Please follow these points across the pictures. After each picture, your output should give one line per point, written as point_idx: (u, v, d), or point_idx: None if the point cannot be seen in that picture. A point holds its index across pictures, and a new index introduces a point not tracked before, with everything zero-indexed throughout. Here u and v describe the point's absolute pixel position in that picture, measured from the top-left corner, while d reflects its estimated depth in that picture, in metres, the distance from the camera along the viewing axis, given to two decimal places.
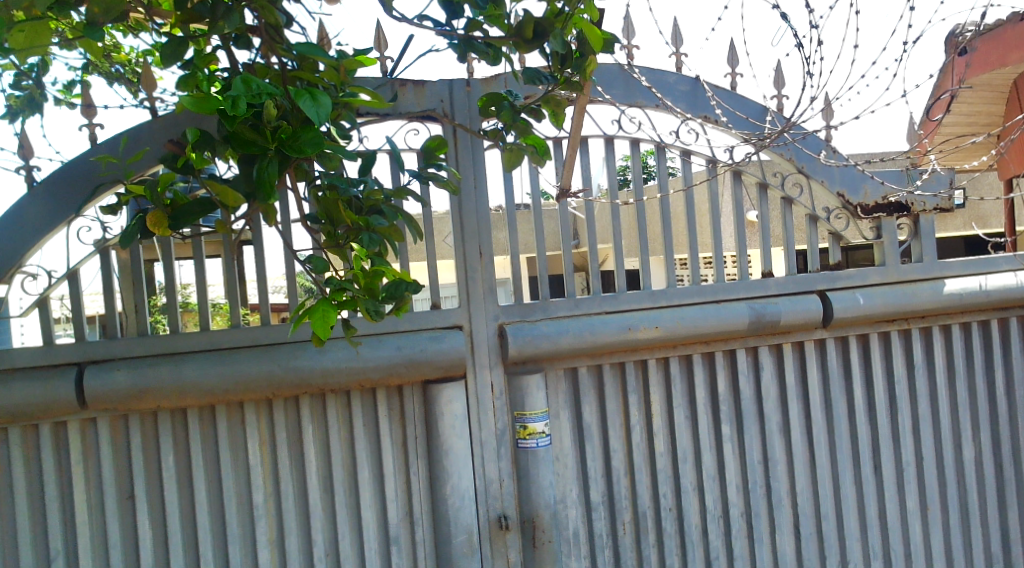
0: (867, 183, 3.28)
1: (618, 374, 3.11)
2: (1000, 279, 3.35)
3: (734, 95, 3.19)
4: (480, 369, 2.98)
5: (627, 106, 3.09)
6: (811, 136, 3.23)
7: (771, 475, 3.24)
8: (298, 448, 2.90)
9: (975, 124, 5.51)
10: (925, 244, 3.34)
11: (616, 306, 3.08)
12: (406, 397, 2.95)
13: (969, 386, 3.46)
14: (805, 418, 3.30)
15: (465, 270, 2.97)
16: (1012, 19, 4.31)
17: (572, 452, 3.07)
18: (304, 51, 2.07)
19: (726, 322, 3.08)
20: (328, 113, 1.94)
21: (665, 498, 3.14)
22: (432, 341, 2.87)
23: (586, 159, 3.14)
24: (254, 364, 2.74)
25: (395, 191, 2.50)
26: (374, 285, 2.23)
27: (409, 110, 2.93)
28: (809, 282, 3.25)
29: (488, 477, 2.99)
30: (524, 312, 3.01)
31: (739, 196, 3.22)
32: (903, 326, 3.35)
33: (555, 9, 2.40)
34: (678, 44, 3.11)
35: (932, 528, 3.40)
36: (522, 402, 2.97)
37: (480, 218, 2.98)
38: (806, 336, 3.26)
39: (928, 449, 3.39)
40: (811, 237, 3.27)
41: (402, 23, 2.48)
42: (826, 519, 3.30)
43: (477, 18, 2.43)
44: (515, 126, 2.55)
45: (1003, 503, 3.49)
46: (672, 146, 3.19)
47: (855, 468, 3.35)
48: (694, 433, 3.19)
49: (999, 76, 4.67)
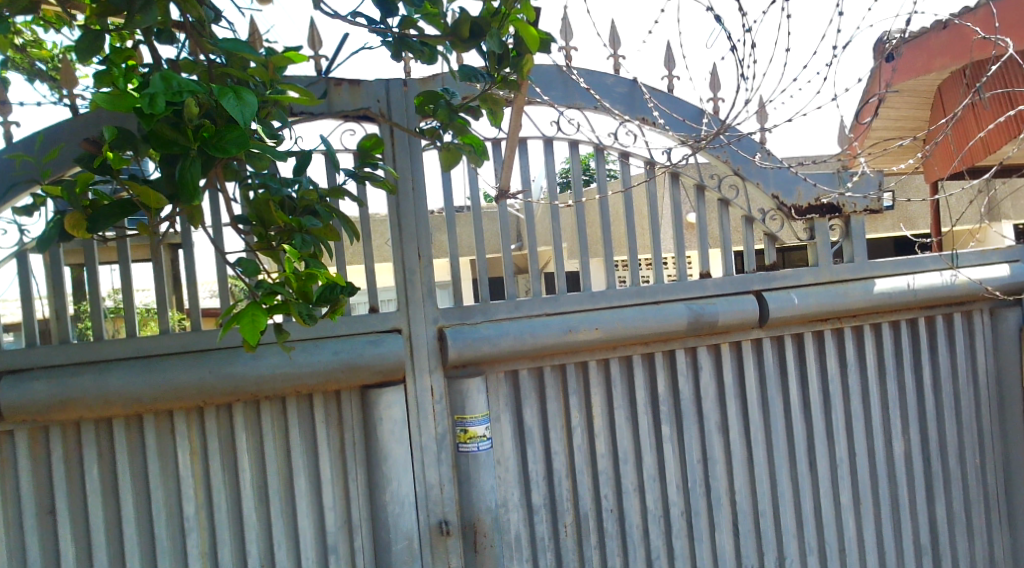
0: (800, 185, 3.34)
1: (559, 376, 3.10)
2: (927, 279, 3.45)
3: (671, 97, 3.21)
4: (419, 373, 2.93)
5: (566, 107, 3.08)
6: (746, 139, 3.28)
7: (711, 475, 3.27)
8: (231, 457, 2.81)
9: (901, 128, 5.68)
10: (856, 245, 3.42)
11: (556, 308, 3.06)
12: (344, 403, 2.89)
13: (898, 383, 3.54)
14: (743, 416, 3.33)
15: (403, 272, 2.92)
16: (934, 26, 4.46)
17: (513, 455, 3.05)
18: (230, 46, 2.00)
19: (665, 323, 3.10)
20: (254, 113, 1.85)
21: (607, 499, 3.14)
22: (370, 345, 2.82)
23: (525, 160, 3.11)
24: (183, 372, 2.64)
25: (331, 190, 2.45)
26: (307, 288, 2.17)
27: (345, 109, 2.87)
28: (745, 283, 3.29)
29: (428, 482, 2.94)
30: (464, 315, 2.97)
31: (678, 197, 3.23)
32: (836, 325, 3.41)
33: (493, 8, 2.38)
34: (616, 47, 3.11)
35: (864, 522, 3.47)
36: (463, 406, 2.93)
37: (418, 219, 2.94)
38: (743, 336, 3.29)
39: (860, 445, 3.46)
40: (747, 238, 3.32)
41: (334, 20, 2.44)
42: (764, 516, 3.34)
43: (412, 16, 2.39)
44: (451, 125, 2.52)
45: (932, 498, 3.58)
46: (611, 148, 3.19)
47: (791, 467, 3.39)
48: (635, 434, 3.19)
49: (923, 82, 4.81)
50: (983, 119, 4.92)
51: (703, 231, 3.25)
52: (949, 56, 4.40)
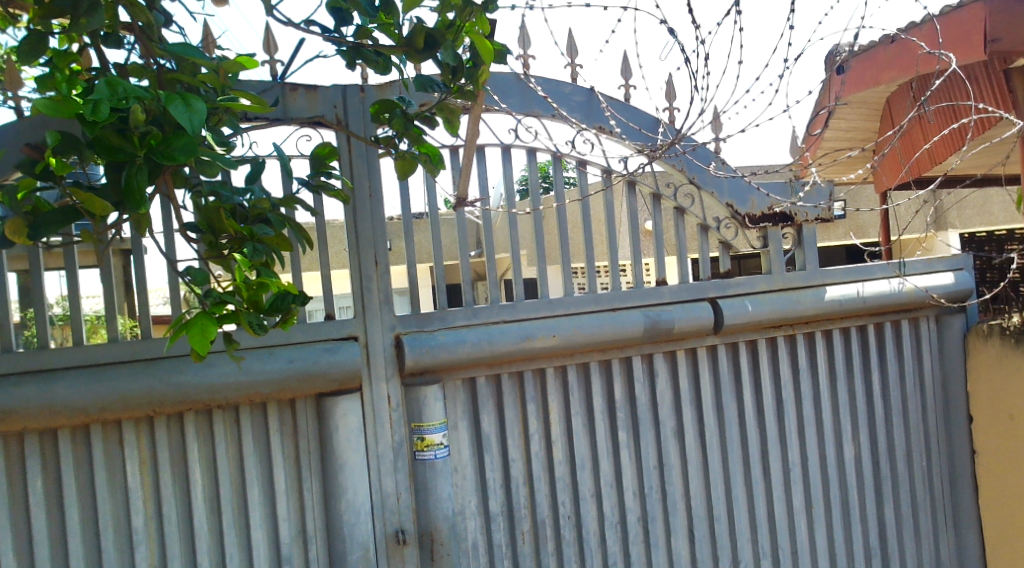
0: (753, 194, 3.39)
1: (517, 383, 3.11)
2: (876, 287, 3.53)
3: (627, 106, 3.24)
4: (376, 381, 2.91)
5: (523, 115, 3.10)
6: (701, 148, 3.33)
7: (667, 480, 3.29)
8: (182, 467, 2.76)
9: (852, 138, 5.81)
10: (808, 253, 3.49)
11: (514, 315, 3.07)
12: (299, 411, 2.86)
13: (849, 388, 3.61)
14: (698, 422, 3.37)
15: (360, 279, 2.90)
16: (883, 40, 4.57)
17: (470, 463, 3.04)
18: (179, 53, 1.97)
19: (621, 330, 3.13)
20: (203, 120, 1.83)
21: (564, 506, 3.15)
22: (325, 353, 2.80)
23: (482, 168, 3.12)
24: (132, 381, 2.59)
25: (284, 198, 2.42)
26: (258, 297, 2.17)
27: (302, 115, 2.85)
28: (699, 290, 3.33)
29: (385, 490, 2.93)
30: (421, 322, 2.96)
31: (634, 205, 3.26)
32: (789, 331, 3.47)
33: (447, 20, 2.39)
34: (573, 56, 3.13)
35: (816, 525, 3.52)
36: (420, 414, 2.92)
37: (375, 226, 2.92)
38: (699, 343, 3.33)
39: (812, 449, 3.52)
40: (702, 246, 3.36)
41: (288, 26, 2.41)
42: (719, 521, 3.38)
43: (367, 25, 2.39)
44: (407, 134, 2.51)
45: (881, 501, 3.65)
46: (569, 156, 3.22)
47: (745, 472, 3.44)
48: (592, 441, 3.21)
49: (872, 94, 4.93)
50: (928, 132, 5.06)
51: (660, 239, 3.28)
52: (897, 69, 4.51)
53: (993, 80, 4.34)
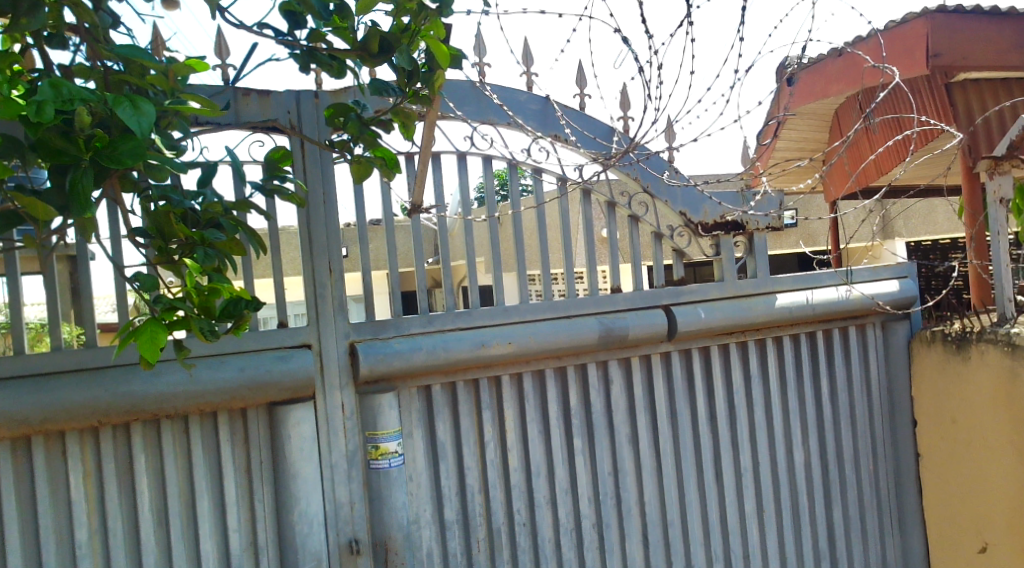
0: (706, 202, 3.45)
1: (472, 391, 3.10)
2: (824, 294, 3.60)
3: (582, 115, 3.27)
4: (329, 389, 2.88)
5: (479, 122, 3.11)
6: (654, 157, 3.36)
7: (621, 486, 3.32)
8: (129, 479, 2.70)
9: (802, 148, 5.93)
10: (759, 261, 3.54)
11: (469, 322, 3.06)
12: (250, 421, 2.82)
13: (798, 394, 3.68)
14: (652, 428, 3.40)
15: (314, 287, 2.88)
16: (831, 54, 4.67)
17: (425, 471, 3.03)
18: (127, 54, 1.93)
19: (577, 337, 3.15)
20: (151, 123, 1.80)
21: (519, 514, 3.15)
22: (278, 361, 2.77)
23: (438, 175, 3.12)
24: (76, 391, 2.53)
25: (237, 203, 2.38)
26: (210, 303, 2.13)
27: (254, 120, 2.82)
28: (653, 298, 3.36)
29: (339, 500, 2.90)
30: (376, 330, 2.94)
31: (589, 213, 3.28)
32: (740, 338, 3.52)
33: (402, 24, 2.39)
34: (529, 64, 3.15)
35: (767, 528, 3.58)
36: (374, 422, 2.90)
37: (329, 233, 2.90)
38: (653, 350, 3.37)
39: (763, 454, 3.58)
40: (656, 254, 3.40)
41: (240, 29, 2.40)
42: (673, 526, 3.40)
43: (320, 29, 2.38)
44: (361, 138, 2.49)
45: (829, 504, 3.72)
46: (524, 164, 3.23)
47: (698, 478, 3.48)
48: (547, 448, 3.22)
49: (821, 105, 5.03)
50: (875, 143, 5.19)
51: (614, 247, 3.31)
52: (844, 82, 4.61)
53: (935, 93, 4.46)
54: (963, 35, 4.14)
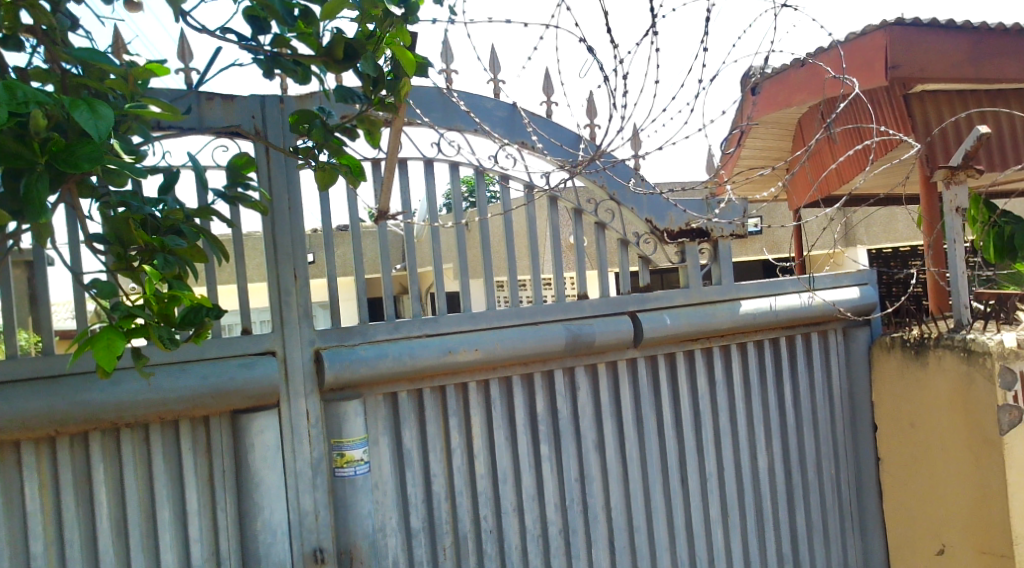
0: (672, 210, 3.46)
1: (439, 397, 3.10)
2: (787, 301, 3.65)
3: (549, 122, 3.28)
4: (294, 397, 2.86)
5: (446, 129, 3.11)
6: (620, 165, 3.39)
7: (588, 492, 3.33)
8: (87, 489, 2.65)
9: (766, 157, 6.01)
10: (724, 268, 3.58)
11: (436, 329, 3.06)
12: (213, 429, 2.79)
13: (762, 400, 3.72)
14: (618, 434, 3.42)
15: (278, 293, 2.85)
16: (794, 64, 4.75)
17: (391, 479, 3.01)
18: (85, 57, 1.90)
19: (544, 343, 3.15)
20: (109, 127, 1.77)
21: (485, 520, 3.15)
22: (241, 369, 2.74)
23: (404, 181, 3.11)
24: (32, 399, 2.48)
25: (198, 209, 2.34)
26: (169, 311, 2.10)
27: (218, 125, 2.79)
28: (620, 304, 3.38)
29: (303, 508, 2.87)
30: (342, 336, 2.92)
31: (556, 220, 3.29)
32: (706, 345, 3.55)
33: (367, 31, 2.38)
34: (495, 71, 3.16)
35: (731, 532, 3.61)
36: (340, 429, 2.88)
37: (294, 239, 2.88)
38: (619, 356, 3.38)
39: (728, 459, 3.61)
40: (622, 261, 3.42)
41: (203, 33, 2.37)
42: (639, 532, 3.42)
43: (285, 34, 2.36)
44: (326, 145, 2.49)
45: (792, 508, 3.76)
46: (491, 171, 3.23)
47: (664, 483, 3.50)
48: (514, 455, 3.22)
49: (785, 115, 5.11)
50: (836, 152, 5.28)
51: (581, 254, 3.32)
52: (807, 92, 4.69)
53: (893, 104, 4.54)
54: (920, 48, 4.23)
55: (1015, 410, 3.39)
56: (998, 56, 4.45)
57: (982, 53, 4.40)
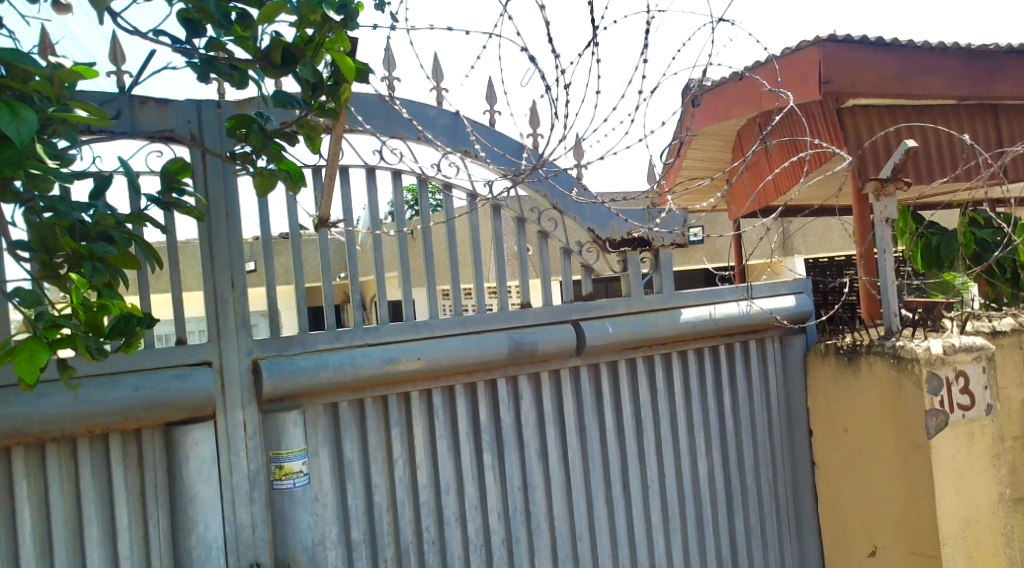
0: (613, 219, 3.50)
1: (381, 407, 3.06)
2: (726, 309, 3.71)
3: (491, 131, 3.28)
4: (231, 408, 2.79)
5: (388, 137, 3.08)
6: (563, 174, 3.39)
7: (531, 501, 3.32)
8: (9, 507, 2.54)
9: (706, 168, 6.12)
10: (664, 277, 3.62)
11: (378, 338, 3.02)
12: (145, 442, 2.71)
13: (702, 406, 3.76)
14: (561, 442, 3.42)
15: (215, 302, 2.78)
16: (732, 78, 4.85)
17: (331, 490, 2.96)
18: (5, 58, 1.83)
19: (487, 352, 3.14)
20: (31, 132, 1.71)
21: (428, 531, 3.11)
22: (175, 380, 2.67)
23: (346, 189, 3.07)
24: None
25: (131, 215, 2.26)
26: (97, 321, 2.09)
27: (152, 129, 2.72)
28: (562, 313, 3.39)
29: (240, 522, 2.80)
30: (281, 346, 2.87)
31: (499, 228, 3.29)
32: (647, 352, 3.59)
33: (306, 36, 2.34)
34: (439, 80, 3.15)
35: (672, 539, 3.64)
36: (278, 441, 2.82)
37: (231, 247, 2.81)
38: (562, 364, 3.39)
39: (669, 466, 3.64)
40: (565, 269, 3.43)
41: (134, 35, 2.31)
42: (581, 539, 3.43)
43: (220, 38, 2.31)
44: (264, 150, 2.44)
45: (731, 514, 3.82)
46: (434, 179, 3.21)
47: (606, 491, 3.51)
48: (457, 465, 3.19)
49: (724, 126, 5.20)
50: (773, 164, 5.40)
51: (524, 262, 3.32)
52: (745, 106, 4.78)
53: (826, 117, 4.65)
54: (853, 63, 4.35)
55: (941, 414, 3.49)
56: (925, 72, 4.61)
57: (910, 70, 4.55)
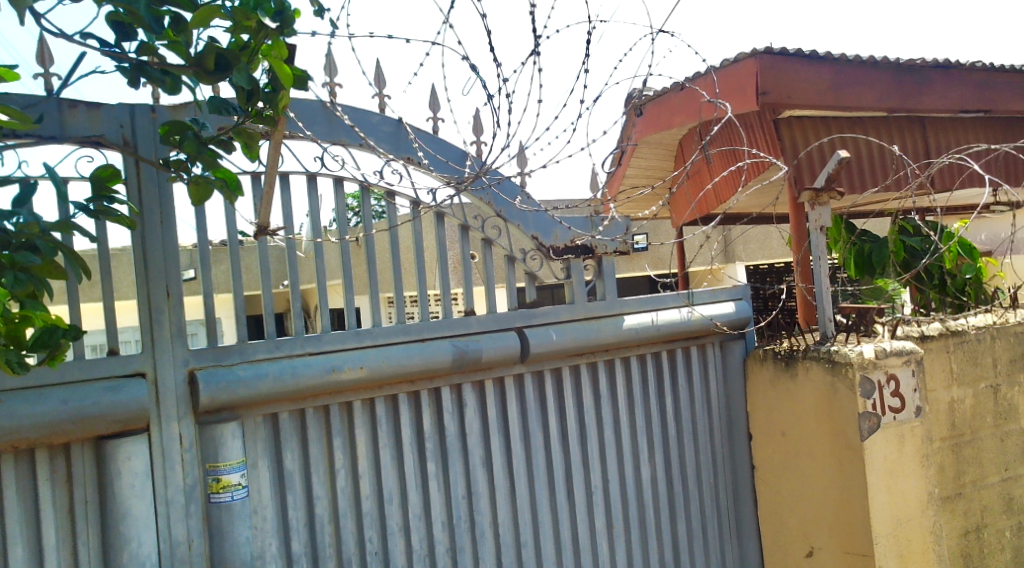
0: (556, 227, 3.52)
1: (323, 418, 3.02)
2: (668, 315, 3.76)
3: (434, 138, 3.27)
4: (166, 421, 2.72)
5: (329, 143, 3.04)
6: (506, 182, 3.40)
7: (475, 509, 3.30)
8: None
9: (649, 176, 6.19)
10: (607, 284, 3.64)
11: (319, 347, 2.97)
12: (73, 457, 2.62)
13: (645, 412, 3.79)
14: (505, 450, 3.41)
15: (149, 312, 2.71)
16: (674, 87, 4.92)
17: (270, 503, 2.90)
18: None
19: (430, 360, 3.12)
20: None
21: (370, 542, 3.07)
22: (108, 393, 2.59)
23: (286, 196, 3.02)
24: None
25: (57, 224, 2.18)
26: (18, 335, 2.03)
27: (81, 135, 2.64)
28: (506, 321, 3.39)
29: (175, 538, 2.72)
30: (219, 356, 2.80)
31: (442, 236, 3.27)
32: (591, 359, 3.61)
33: (241, 42, 2.31)
34: (381, 86, 3.12)
35: (616, 544, 3.66)
36: (215, 453, 2.76)
37: (166, 254, 2.74)
38: (506, 372, 3.39)
39: (613, 472, 3.66)
40: (509, 277, 3.42)
41: (59, 38, 2.24)
42: (526, 547, 3.42)
43: (152, 42, 2.25)
44: (199, 158, 2.39)
45: (673, 519, 3.85)
46: (377, 187, 3.18)
47: (551, 498, 3.52)
48: (400, 475, 3.16)
49: (666, 135, 5.27)
50: (714, 172, 5.48)
51: (468, 270, 3.30)
52: (685, 115, 4.85)
53: (764, 128, 4.75)
54: (789, 75, 4.45)
55: (874, 417, 3.58)
56: (857, 85, 4.74)
57: (844, 82, 4.67)
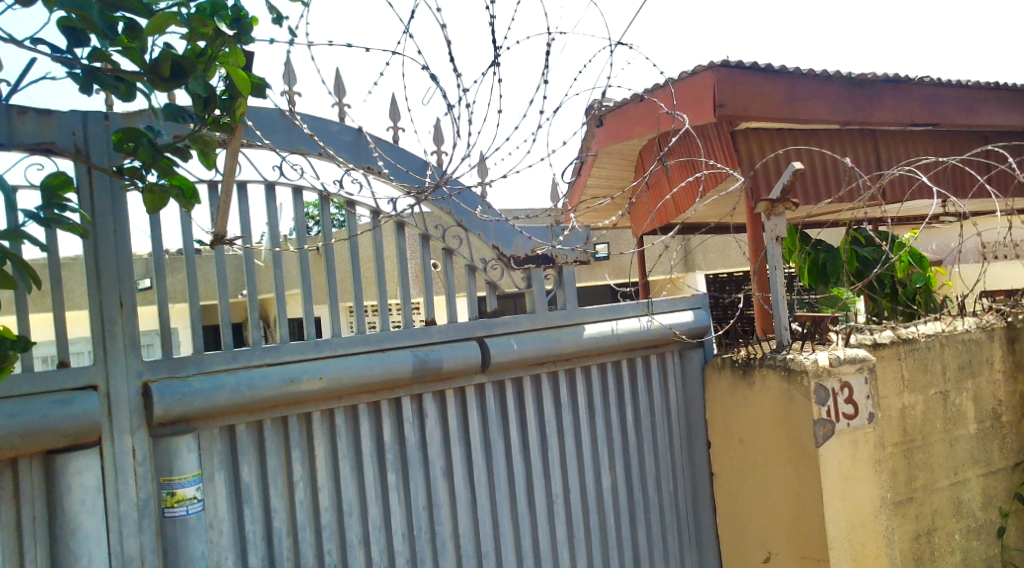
0: (517, 237, 3.52)
1: (281, 429, 2.98)
2: (628, 324, 3.79)
3: (395, 147, 3.25)
4: (118, 434, 2.66)
5: (288, 152, 3.02)
6: (467, 193, 3.40)
7: (436, 520, 3.28)
8: None
9: (610, 186, 6.24)
10: (568, 292, 3.65)
11: (277, 358, 2.94)
12: (22, 472, 2.55)
13: (606, 420, 3.81)
14: (466, 460, 3.40)
15: (102, 323, 2.65)
16: (632, 98, 4.97)
17: (227, 517, 2.85)
18: None
19: (390, 370, 3.10)
20: None
21: (330, 554, 3.03)
22: (58, 406, 2.53)
23: (244, 205, 2.99)
24: None
25: (7, 232, 2.12)
26: None
27: (31, 141, 2.58)
28: (467, 330, 3.38)
29: (127, 553, 2.66)
30: (174, 368, 2.75)
31: (402, 245, 3.25)
32: (551, 368, 3.62)
33: (197, 49, 2.28)
34: (340, 95, 3.10)
35: (577, 553, 3.66)
36: (170, 467, 2.70)
37: (119, 263, 2.70)
38: (467, 381, 3.38)
39: (574, 480, 3.67)
40: (469, 287, 3.42)
41: (9, 43, 2.19)
42: (487, 557, 3.40)
43: (105, 48, 2.21)
44: (154, 165, 2.34)
45: (633, 526, 3.87)
46: (336, 196, 3.16)
47: (512, 507, 3.51)
48: (360, 486, 3.13)
49: (626, 146, 5.33)
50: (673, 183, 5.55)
51: (428, 280, 3.29)
52: (644, 126, 4.91)
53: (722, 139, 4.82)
54: (745, 88, 4.53)
55: (829, 424, 3.63)
56: (811, 98, 4.84)
57: (798, 95, 4.76)
